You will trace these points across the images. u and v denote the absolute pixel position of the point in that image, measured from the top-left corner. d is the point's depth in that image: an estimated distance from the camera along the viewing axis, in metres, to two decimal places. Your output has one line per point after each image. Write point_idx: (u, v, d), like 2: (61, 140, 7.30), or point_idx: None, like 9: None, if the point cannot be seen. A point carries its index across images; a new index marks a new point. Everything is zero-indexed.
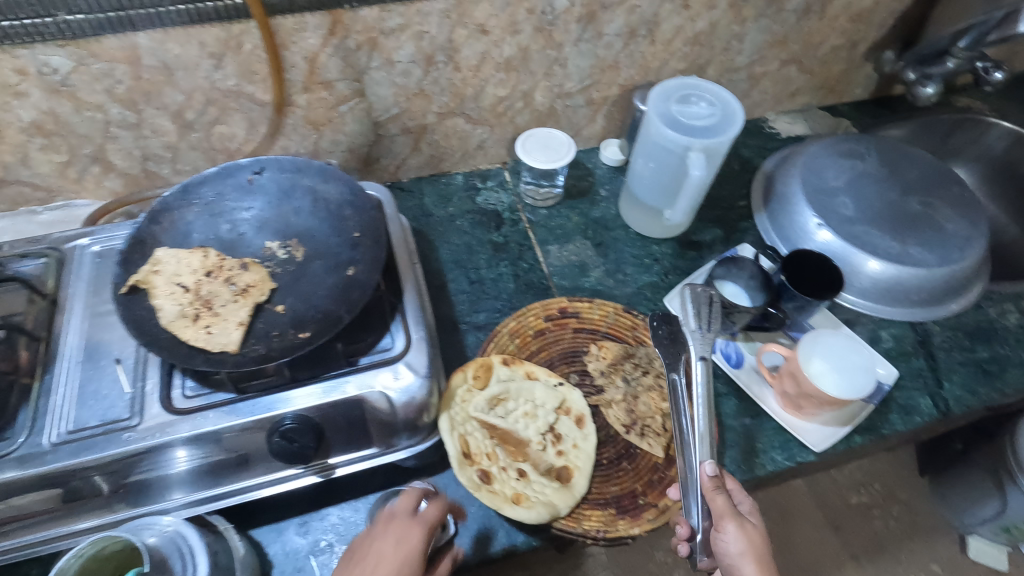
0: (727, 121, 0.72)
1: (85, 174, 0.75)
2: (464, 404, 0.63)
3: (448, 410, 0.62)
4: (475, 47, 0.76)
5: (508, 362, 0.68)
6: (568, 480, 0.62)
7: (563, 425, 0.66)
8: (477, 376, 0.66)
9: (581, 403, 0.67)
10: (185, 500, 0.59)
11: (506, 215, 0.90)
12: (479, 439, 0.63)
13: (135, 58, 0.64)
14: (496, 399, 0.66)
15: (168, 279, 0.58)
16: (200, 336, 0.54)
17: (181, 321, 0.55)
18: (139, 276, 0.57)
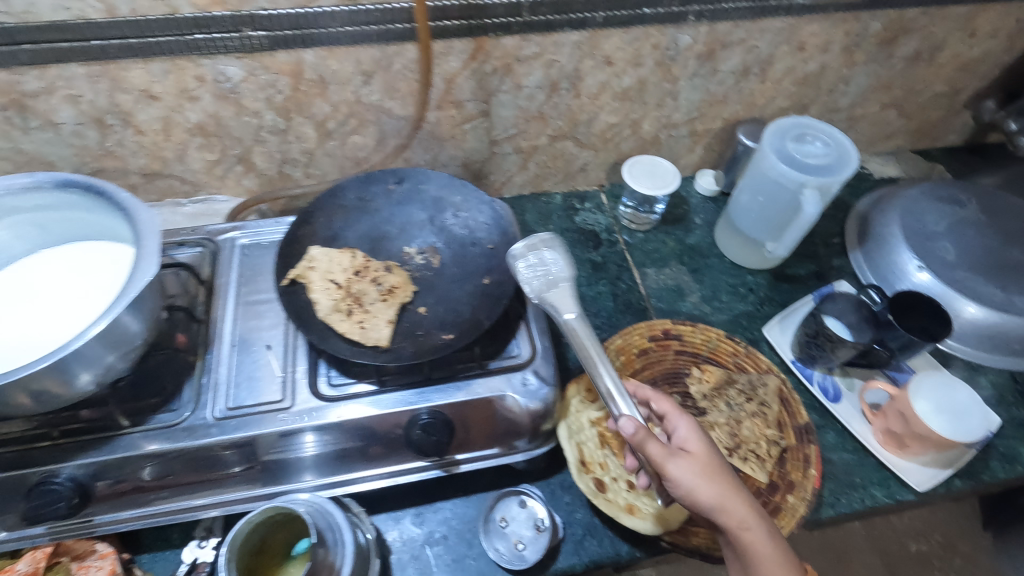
0: (841, 161, 0.74)
1: (228, 172, 0.81)
2: (579, 415, 0.67)
3: (565, 419, 0.66)
4: (598, 77, 0.80)
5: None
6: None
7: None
8: (589, 391, 0.69)
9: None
10: (317, 483, 0.63)
11: (604, 236, 0.94)
12: (591, 449, 0.66)
13: (298, 71, 0.70)
14: (607, 412, 0.68)
15: (322, 276, 0.63)
16: (356, 330, 0.60)
17: (336, 315, 0.61)
18: (296, 270, 0.63)
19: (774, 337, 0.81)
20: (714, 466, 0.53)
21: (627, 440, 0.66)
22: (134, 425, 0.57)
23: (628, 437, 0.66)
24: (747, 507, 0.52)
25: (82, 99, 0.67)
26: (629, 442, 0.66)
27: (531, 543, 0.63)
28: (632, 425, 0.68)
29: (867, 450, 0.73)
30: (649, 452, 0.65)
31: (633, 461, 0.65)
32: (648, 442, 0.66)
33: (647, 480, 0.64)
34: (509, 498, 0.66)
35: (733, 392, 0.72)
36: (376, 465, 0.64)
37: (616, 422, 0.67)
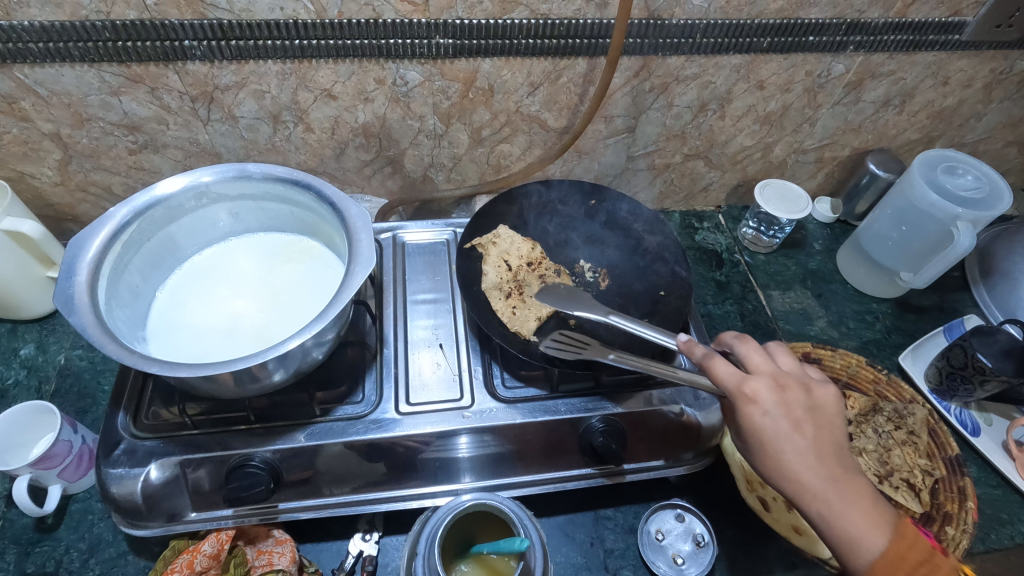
0: (994, 197, 0.75)
1: (376, 173, 0.83)
2: None
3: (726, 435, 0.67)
4: (747, 100, 0.81)
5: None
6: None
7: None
8: None
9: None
10: (477, 484, 0.63)
11: (725, 256, 0.94)
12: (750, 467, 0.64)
13: (471, 79, 0.72)
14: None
15: (499, 254, 0.68)
16: (509, 316, 0.63)
17: (495, 292, 0.65)
18: (481, 239, 0.69)
19: (908, 366, 0.81)
20: (771, 449, 0.48)
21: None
22: (324, 415, 0.58)
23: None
24: (815, 486, 0.47)
25: (267, 95, 0.70)
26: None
27: (691, 559, 0.63)
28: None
29: (1011, 485, 0.73)
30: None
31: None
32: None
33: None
34: (664, 511, 0.66)
35: (880, 419, 0.72)
36: (538, 472, 0.63)
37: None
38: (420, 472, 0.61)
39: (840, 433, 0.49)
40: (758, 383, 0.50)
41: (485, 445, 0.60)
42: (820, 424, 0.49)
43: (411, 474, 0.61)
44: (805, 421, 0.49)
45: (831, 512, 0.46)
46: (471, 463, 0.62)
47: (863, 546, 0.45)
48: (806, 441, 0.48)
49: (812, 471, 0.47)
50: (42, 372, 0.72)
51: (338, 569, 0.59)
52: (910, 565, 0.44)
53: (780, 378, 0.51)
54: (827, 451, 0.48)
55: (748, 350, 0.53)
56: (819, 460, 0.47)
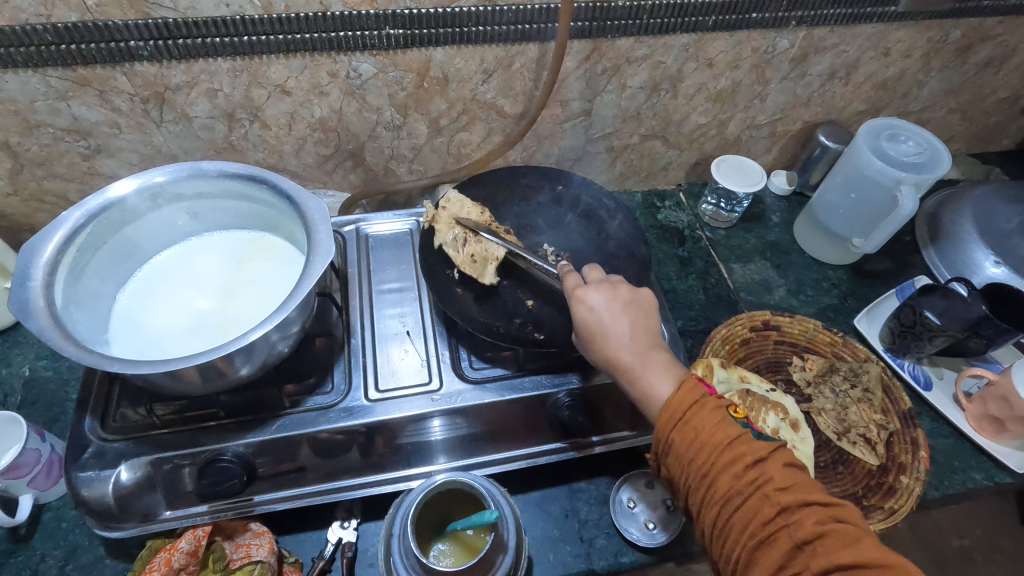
0: (935, 161, 0.78)
1: (337, 168, 0.83)
2: None
3: None
4: (697, 78, 0.83)
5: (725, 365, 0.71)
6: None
7: (781, 427, 0.68)
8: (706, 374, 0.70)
9: (795, 410, 0.71)
10: (452, 465, 0.64)
11: (687, 232, 0.97)
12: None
13: (425, 69, 0.73)
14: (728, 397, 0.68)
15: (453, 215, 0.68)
16: (470, 265, 0.64)
17: (453, 248, 0.65)
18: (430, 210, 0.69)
19: (863, 327, 0.85)
20: (591, 330, 0.55)
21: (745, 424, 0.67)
22: (294, 406, 0.58)
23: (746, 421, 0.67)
24: (622, 356, 0.54)
25: (219, 94, 0.69)
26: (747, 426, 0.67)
27: (661, 523, 0.65)
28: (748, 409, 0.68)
29: (962, 434, 0.76)
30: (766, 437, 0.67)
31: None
32: (764, 427, 0.67)
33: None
34: (635, 479, 0.68)
35: (837, 378, 0.76)
36: (511, 449, 0.65)
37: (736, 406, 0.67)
38: (395, 457, 0.62)
39: (653, 323, 0.57)
40: (582, 287, 0.58)
41: (454, 425, 0.62)
42: (634, 315, 0.56)
43: (387, 459, 0.62)
44: (621, 314, 0.56)
45: (633, 377, 0.54)
46: (444, 443, 0.63)
47: (653, 399, 0.52)
48: (616, 326, 0.55)
49: (619, 346, 0.54)
50: (6, 385, 0.71)
51: (318, 558, 0.60)
52: (686, 409, 0.49)
53: (614, 285, 0.58)
54: (631, 330, 0.55)
55: (597, 273, 0.61)
56: (626, 338, 0.55)
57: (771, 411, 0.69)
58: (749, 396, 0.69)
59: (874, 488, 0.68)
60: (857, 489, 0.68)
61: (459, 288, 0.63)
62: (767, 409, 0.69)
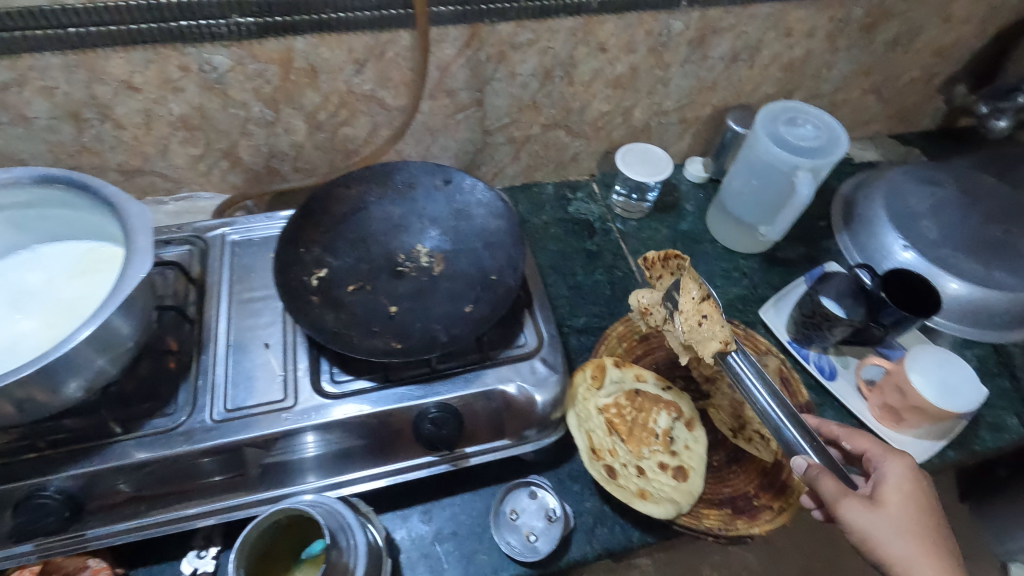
0: (832, 145, 0.75)
1: (213, 168, 0.78)
2: (587, 402, 0.66)
3: (574, 409, 0.65)
4: (592, 64, 0.80)
5: (620, 364, 0.70)
6: (685, 480, 0.64)
7: (674, 426, 0.69)
8: (595, 376, 0.68)
9: (691, 407, 0.70)
10: (319, 483, 0.61)
11: (598, 225, 0.93)
12: (601, 438, 0.65)
13: (287, 60, 0.68)
14: (615, 399, 0.68)
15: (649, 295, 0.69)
16: (710, 329, 0.61)
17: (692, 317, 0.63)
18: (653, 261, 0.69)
19: (770, 318, 0.82)
20: (884, 551, 0.52)
21: (635, 425, 0.67)
22: (127, 432, 0.54)
23: (635, 422, 0.67)
24: None
25: (57, 92, 0.64)
26: (636, 427, 0.67)
27: (543, 534, 0.62)
28: (637, 410, 0.68)
29: (864, 425, 0.75)
30: (655, 438, 0.67)
31: (641, 447, 0.66)
32: (654, 427, 0.68)
33: (657, 465, 0.65)
34: (518, 490, 0.65)
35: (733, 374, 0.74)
36: (382, 464, 0.62)
37: (624, 408, 0.68)
38: (254, 479, 0.59)
39: (937, 520, 0.54)
40: (884, 458, 0.60)
41: (312, 443, 0.58)
42: (919, 502, 0.55)
43: (241, 482, 0.58)
44: (919, 503, 0.54)
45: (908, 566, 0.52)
46: (307, 461, 0.60)
47: None
48: (915, 517, 0.53)
49: (914, 545, 0.52)
50: None
51: None
52: None
53: (900, 456, 0.59)
54: (928, 524, 0.53)
55: (867, 447, 0.62)
56: (910, 516, 0.53)
57: (664, 410, 0.69)
58: (638, 396, 0.69)
59: (766, 487, 0.66)
60: (749, 488, 0.66)
61: (315, 295, 0.59)
62: (659, 408, 0.69)
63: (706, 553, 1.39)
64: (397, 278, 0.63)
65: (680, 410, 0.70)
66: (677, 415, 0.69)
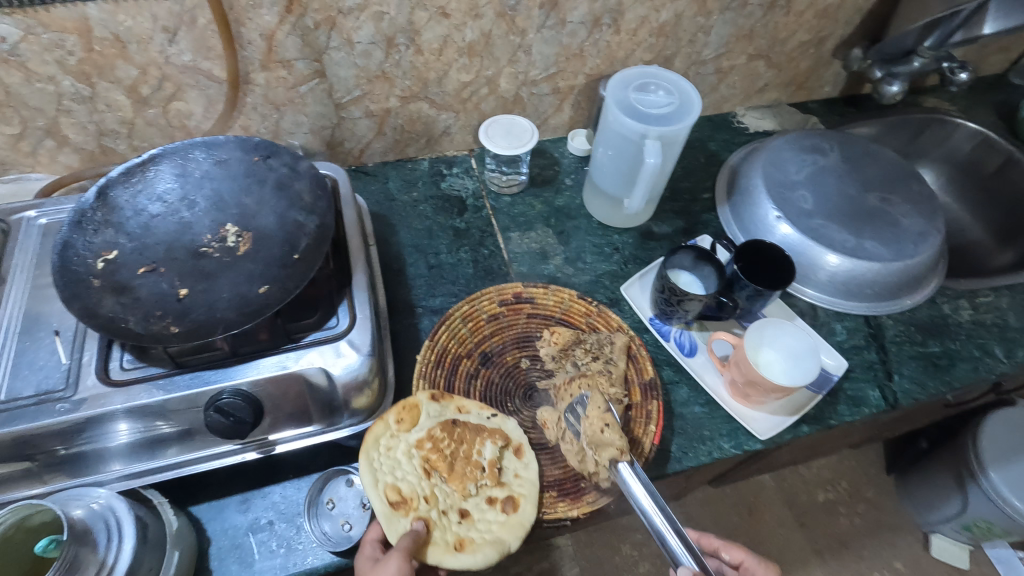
0: (684, 110, 0.72)
1: (38, 147, 0.74)
2: (390, 450, 0.61)
3: (370, 461, 0.59)
4: (437, 30, 0.76)
5: (436, 398, 0.64)
6: (514, 511, 0.60)
7: (502, 456, 0.63)
8: (400, 419, 0.62)
9: (519, 432, 0.65)
10: (122, 473, 0.58)
11: (470, 201, 0.90)
12: (414, 484, 0.60)
13: (85, 29, 0.64)
14: (428, 433, 0.62)
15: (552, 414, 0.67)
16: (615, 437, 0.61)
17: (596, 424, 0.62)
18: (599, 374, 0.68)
19: (633, 295, 0.80)
20: None
21: (456, 460, 0.62)
22: None
23: (456, 457, 0.62)
24: None
25: None
26: (458, 462, 0.62)
27: (358, 522, 0.60)
28: (457, 443, 0.63)
29: (717, 403, 0.72)
30: (481, 471, 0.62)
31: (465, 484, 0.61)
32: (479, 460, 0.62)
33: (484, 502, 0.61)
34: (336, 479, 0.63)
35: (580, 351, 0.71)
36: (187, 454, 0.59)
37: (440, 443, 0.62)
38: (43, 470, 0.56)
39: None
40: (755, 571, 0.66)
41: (101, 433, 0.55)
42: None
43: (25, 474, 0.55)
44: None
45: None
46: (104, 452, 0.57)
47: None
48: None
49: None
50: None
51: None
52: None
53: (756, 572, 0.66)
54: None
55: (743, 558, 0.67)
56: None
57: (490, 439, 0.63)
58: (457, 427, 0.63)
59: None
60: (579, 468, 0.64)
61: (97, 279, 0.56)
62: (484, 438, 0.63)
63: (628, 531, 1.38)
64: (198, 258, 0.59)
65: (508, 438, 0.64)
66: (505, 445, 0.64)
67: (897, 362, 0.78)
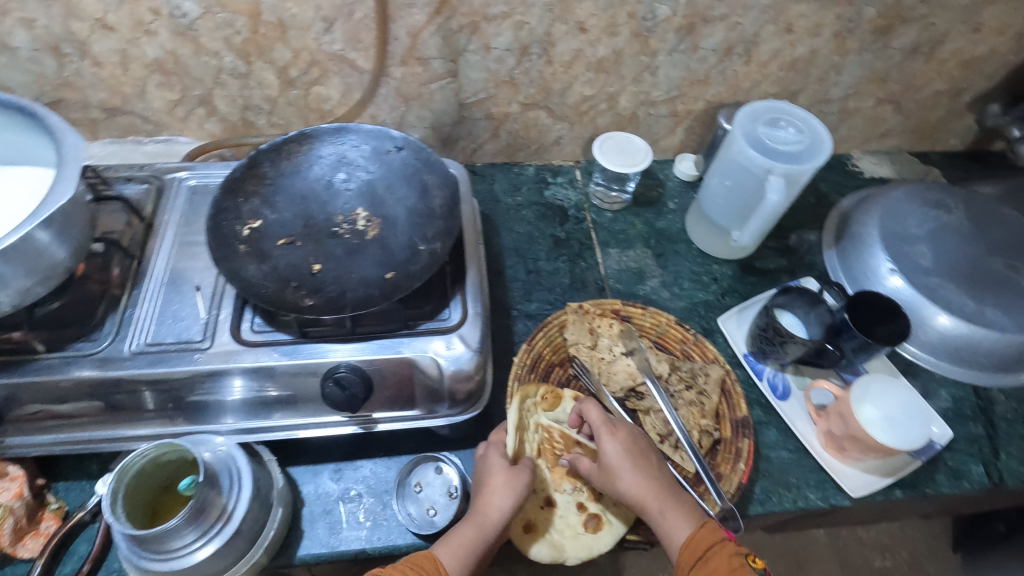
0: (813, 150, 0.70)
1: (190, 114, 0.80)
2: (529, 417, 0.66)
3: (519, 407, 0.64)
4: (571, 43, 0.77)
5: (577, 399, 0.69)
6: (592, 530, 0.61)
7: None
8: (546, 399, 0.67)
9: None
10: (235, 427, 0.62)
11: (572, 212, 0.91)
12: None
13: (256, 12, 0.69)
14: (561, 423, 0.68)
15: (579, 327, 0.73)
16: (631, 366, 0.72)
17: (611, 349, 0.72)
18: (630, 309, 0.76)
19: (729, 329, 0.78)
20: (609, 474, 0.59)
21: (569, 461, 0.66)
22: (50, 351, 0.57)
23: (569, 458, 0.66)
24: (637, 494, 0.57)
25: (37, 24, 0.67)
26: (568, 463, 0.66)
27: (443, 510, 0.62)
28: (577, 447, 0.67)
29: (807, 451, 0.70)
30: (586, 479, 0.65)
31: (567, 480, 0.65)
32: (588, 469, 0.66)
33: (574, 504, 0.63)
34: (425, 463, 0.65)
35: (674, 378, 0.71)
36: (294, 418, 0.63)
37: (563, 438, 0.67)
38: (174, 413, 0.61)
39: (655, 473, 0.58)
40: (601, 429, 0.61)
41: (225, 387, 0.59)
42: (636, 454, 0.59)
43: (155, 415, 0.60)
44: (640, 461, 0.59)
45: (663, 515, 0.56)
46: (223, 405, 0.61)
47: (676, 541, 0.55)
48: (639, 469, 0.58)
49: (640, 483, 0.57)
50: None
51: (80, 509, 0.60)
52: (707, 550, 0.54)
53: (615, 422, 0.62)
54: (651, 468, 0.59)
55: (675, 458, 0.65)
56: (647, 482, 0.57)
57: None
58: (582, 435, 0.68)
59: None
60: None
61: (243, 245, 0.60)
62: None
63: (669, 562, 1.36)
64: (330, 237, 0.62)
65: None
66: None
67: (1005, 441, 0.74)
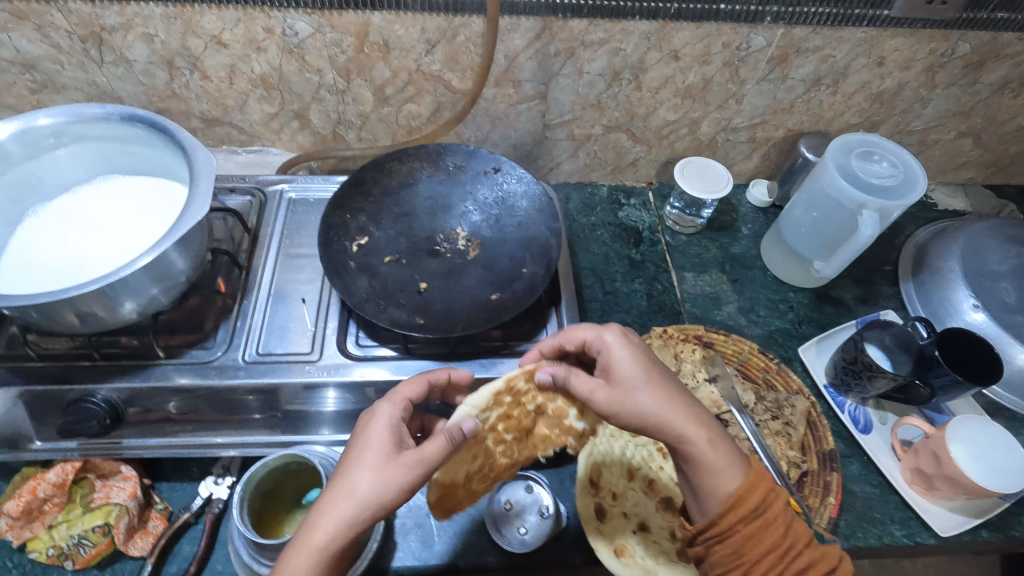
0: (908, 185, 0.70)
1: (284, 127, 0.82)
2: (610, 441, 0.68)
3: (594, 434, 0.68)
4: (663, 70, 0.78)
5: None
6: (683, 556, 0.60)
7: None
8: None
9: None
10: (331, 438, 0.63)
11: (646, 234, 0.92)
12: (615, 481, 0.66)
13: (363, 33, 0.71)
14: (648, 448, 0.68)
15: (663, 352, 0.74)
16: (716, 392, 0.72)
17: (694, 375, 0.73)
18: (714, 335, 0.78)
19: (810, 359, 0.78)
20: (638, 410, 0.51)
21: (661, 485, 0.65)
22: (169, 358, 0.59)
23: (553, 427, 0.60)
24: (680, 430, 0.51)
25: (155, 39, 0.70)
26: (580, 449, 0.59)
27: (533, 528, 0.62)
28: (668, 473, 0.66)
29: (891, 486, 0.70)
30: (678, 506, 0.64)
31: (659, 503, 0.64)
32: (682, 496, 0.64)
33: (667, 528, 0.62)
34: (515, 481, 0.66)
35: (760, 407, 0.71)
36: None
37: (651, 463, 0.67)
38: (278, 421, 0.62)
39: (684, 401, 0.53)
40: (611, 338, 0.55)
41: (326, 398, 0.61)
42: (657, 372, 0.54)
43: (258, 423, 0.62)
44: (663, 383, 0.53)
45: (714, 467, 0.50)
46: (320, 415, 0.63)
47: (725, 488, 0.50)
48: (666, 389, 0.53)
49: (678, 412, 0.51)
50: None
51: (185, 511, 0.62)
52: (758, 500, 0.50)
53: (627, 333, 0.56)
54: (679, 391, 0.53)
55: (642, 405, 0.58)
56: (683, 412, 0.52)
57: None
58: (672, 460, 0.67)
59: None
60: None
61: (352, 261, 0.62)
62: None
63: None
64: (433, 256, 0.64)
65: None
66: None
67: None
